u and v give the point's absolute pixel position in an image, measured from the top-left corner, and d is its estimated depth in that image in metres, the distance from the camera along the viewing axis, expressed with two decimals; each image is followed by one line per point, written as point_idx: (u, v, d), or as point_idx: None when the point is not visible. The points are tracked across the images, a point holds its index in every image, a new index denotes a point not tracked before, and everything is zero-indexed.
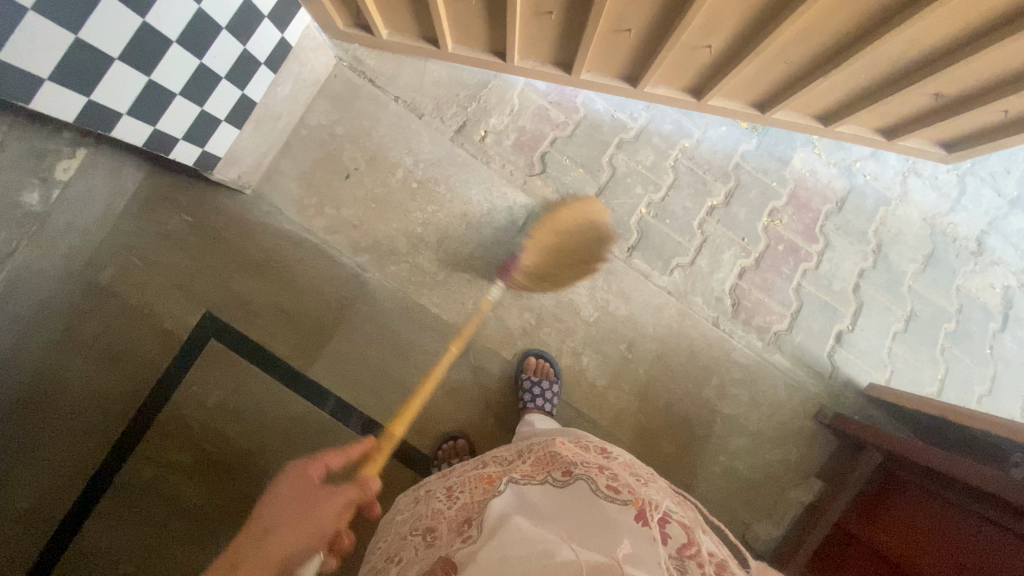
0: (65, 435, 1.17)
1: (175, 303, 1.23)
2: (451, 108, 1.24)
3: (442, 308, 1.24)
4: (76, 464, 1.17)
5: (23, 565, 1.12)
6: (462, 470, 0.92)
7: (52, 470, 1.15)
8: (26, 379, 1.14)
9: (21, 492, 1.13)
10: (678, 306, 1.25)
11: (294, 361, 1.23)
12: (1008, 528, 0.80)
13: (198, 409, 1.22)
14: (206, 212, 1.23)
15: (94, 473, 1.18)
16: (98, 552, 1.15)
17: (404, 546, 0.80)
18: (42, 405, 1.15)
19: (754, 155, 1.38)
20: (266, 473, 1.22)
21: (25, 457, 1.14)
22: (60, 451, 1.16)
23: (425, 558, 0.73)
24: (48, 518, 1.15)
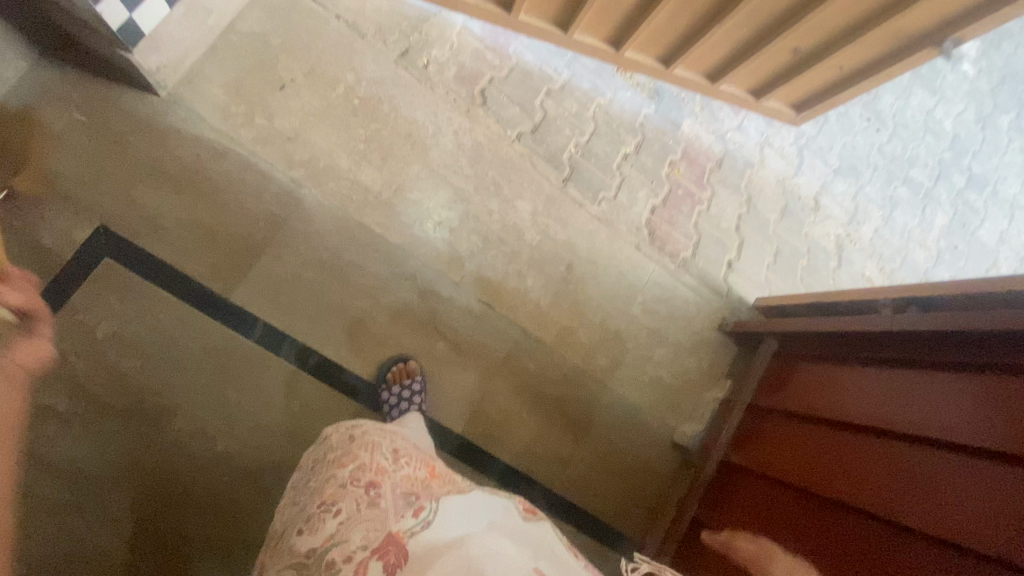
0: None
1: (55, 213, 1.03)
2: (393, 35, 1.27)
3: (386, 229, 1.21)
4: None
5: None
6: (404, 452, 0.76)
7: None
8: None
9: None
10: (607, 230, 1.38)
11: (214, 285, 1.10)
12: (896, 360, 1.01)
13: (82, 342, 1.02)
14: None
15: None
16: None
17: (342, 496, 0.66)
18: None
19: (655, 118, 1.60)
20: (173, 417, 1.05)
21: None
22: None
23: (369, 520, 0.63)
24: None
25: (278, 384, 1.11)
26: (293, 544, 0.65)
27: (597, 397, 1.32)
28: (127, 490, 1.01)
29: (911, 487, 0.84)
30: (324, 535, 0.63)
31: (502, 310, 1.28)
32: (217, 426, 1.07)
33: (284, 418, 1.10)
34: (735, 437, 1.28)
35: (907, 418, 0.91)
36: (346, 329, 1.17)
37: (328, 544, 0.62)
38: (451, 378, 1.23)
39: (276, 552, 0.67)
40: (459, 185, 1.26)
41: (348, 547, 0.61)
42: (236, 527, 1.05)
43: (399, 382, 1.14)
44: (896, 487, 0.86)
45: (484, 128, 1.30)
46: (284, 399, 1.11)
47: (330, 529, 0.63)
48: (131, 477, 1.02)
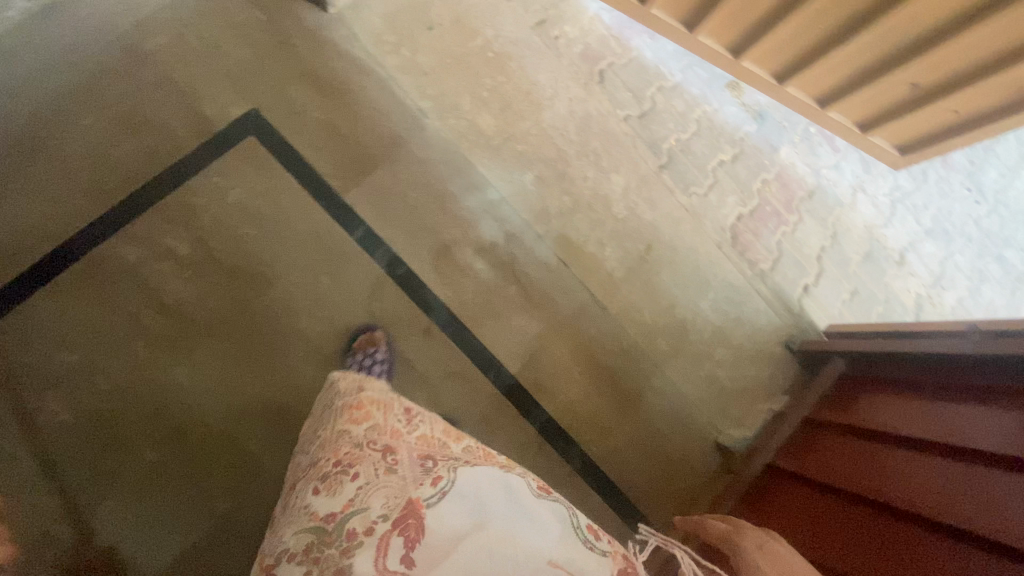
0: (66, 192, 1.11)
1: (219, 89, 1.19)
2: (534, 5, 1.39)
3: (489, 170, 1.30)
4: (61, 223, 1.10)
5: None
6: (420, 416, 0.72)
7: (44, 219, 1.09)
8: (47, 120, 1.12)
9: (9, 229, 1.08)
10: (692, 223, 1.41)
11: (332, 181, 1.22)
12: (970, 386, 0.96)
13: (213, 201, 1.15)
14: None
15: (75, 235, 1.10)
16: (58, 317, 1.07)
17: (359, 457, 0.61)
18: (50, 151, 1.11)
19: (756, 137, 1.64)
20: (270, 287, 1.15)
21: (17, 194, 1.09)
22: (50, 205, 1.10)
23: (389, 486, 0.57)
24: (21, 260, 1.08)
25: (365, 283, 1.20)
26: (310, 505, 0.60)
27: (650, 378, 1.33)
28: (215, 341, 1.11)
29: (961, 501, 0.81)
30: (342, 498, 0.58)
31: (577, 272, 1.32)
32: (304, 305, 1.16)
33: (363, 314, 1.19)
34: (783, 448, 1.26)
35: (973, 437, 0.87)
36: (433, 251, 1.25)
37: (348, 511, 0.56)
38: (515, 322, 1.28)
39: (288, 512, 0.63)
40: (562, 148, 1.34)
41: (368, 516, 0.54)
42: (296, 402, 1.12)
43: (362, 349, 1.12)
44: (944, 502, 0.83)
45: (597, 102, 1.39)
46: (367, 297, 1.20)
47: (349, 494, 0.58)
48: (222, 332, 1.11)
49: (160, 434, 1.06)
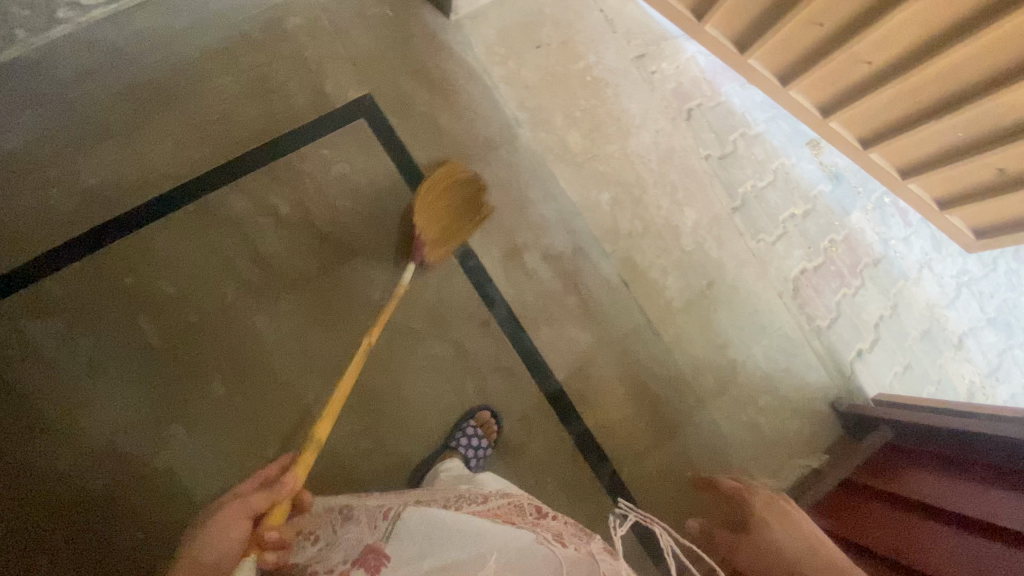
0: (192, 138, 1.21)
1: (341, 72, 1.30)
2: (637, 40, 1.46)
3: (569, 185, 1.36)
4: (183, 166, 1.20)
5: (95, 222, 1.15)
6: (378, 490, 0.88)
7: (168, 159, 1.19)
8: (185, 73, 1.22)
9: (136, 162, 1.18)
10: (757, 268, 1.44)
11: (426, 171, 1.30)
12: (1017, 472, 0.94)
13: (319, 171, 1.25)
14: None
15: (192, 179, 1.19)
16: (162, 250, 1.16)
17: (320, 526, 0.81)
18: (184, 101, 1.22)
19: (830, 197, 1.65)
20: (353, 257, 1.23)
21: (149, 134, 1.19)
22: (177, 148, 1.20)
23: (349, 534, 0.75)
24: (143, 193, 1.17)
25: (437, 270, 1.29)
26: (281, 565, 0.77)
27: (691, 411, 1.34)
28: (297, 297, 1.19)
29: None
30: (305, 558, 0.76)
31: (638, 295, 1.35)
32: (381, 278, 1.23)
33: (433, 298, 1.28)
34: (818, 504, 1.27)
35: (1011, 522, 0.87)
36: (504, 251, 1.32)
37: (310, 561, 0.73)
38: (570, 333, 1.32)
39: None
40: (642, 174, 1.39)
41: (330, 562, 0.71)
42: (364, 366, 1.22)
43: None
44: None
45: (683, 138, 1.44)
46: (437, 283, 1.28)
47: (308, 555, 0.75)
48: (304, 290, 1.19)
49: (236, 375, 1.15)
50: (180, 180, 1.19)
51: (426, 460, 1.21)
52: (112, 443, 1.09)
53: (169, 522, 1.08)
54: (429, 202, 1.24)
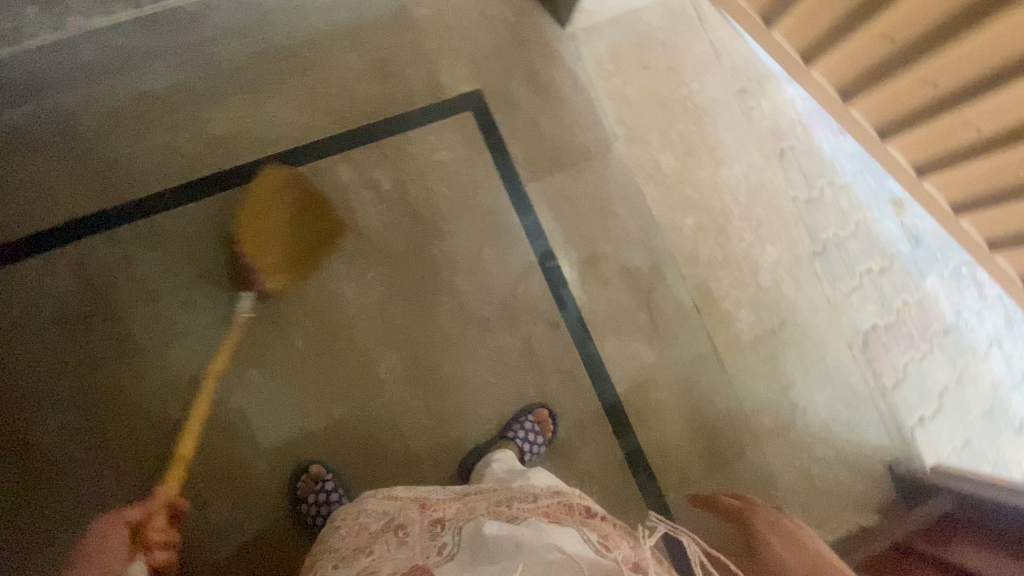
0: (312, 106, 1.28)
1: (457, 66, 1.36)
2: (741, 75, 1.48)
3: (656, 204, 1.37)
4: (301, 131, 1.27)
5: (213, 169, 1.23)
6: (433, 505, 0.91)
7: (289, 122, 1.27)
8: (314, 45, 1.30)
9: (260, 121, 1.26)
10: (831, 314, 1.43)
11: (522, 170, 1.35)
12: None
13: (423, 155, 1.32)
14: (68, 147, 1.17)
15: (308, 144, 1.27)
16: None
17: (374, 542, 0.82)
18: (310, 71, 1.29)
19: (907, 258, 1.57)
20: (444, 239, 1.30)
21: (275, 97, 1.27)
22: (297, 114, 1.27)
23: (400, 558, 0.77)
24: (260, 150, 1.25)
25: (517, 266, 1.32)
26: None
27: (745, 446, 1.33)
28: (389, 267, 1.28)
29: None
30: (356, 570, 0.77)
31: (708, 322, 1.35)
32: (467, 263, 1.30)
33: (509, 292, 1.31)
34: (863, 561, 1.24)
35: None
36: (584, 256, 1.34)
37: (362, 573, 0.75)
38: (636, 347, 1.32)
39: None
40: (728, 205, 1.40)
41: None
42: (434, 342, 1.27)
43: (311, 488, 1.14)
44: None
45: (773, 175, 1.45)
46: (515, 278, 1.31)
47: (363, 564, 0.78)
48: (397, 261, 1.28)
49: (324, 330, 1.23)
50: (296, 143, 1.27)
51: (477, 449, 1.22)
52: (193, 376, 1.16)
53: (242, 452, 1.16)
54: (257, 214, 1.17)
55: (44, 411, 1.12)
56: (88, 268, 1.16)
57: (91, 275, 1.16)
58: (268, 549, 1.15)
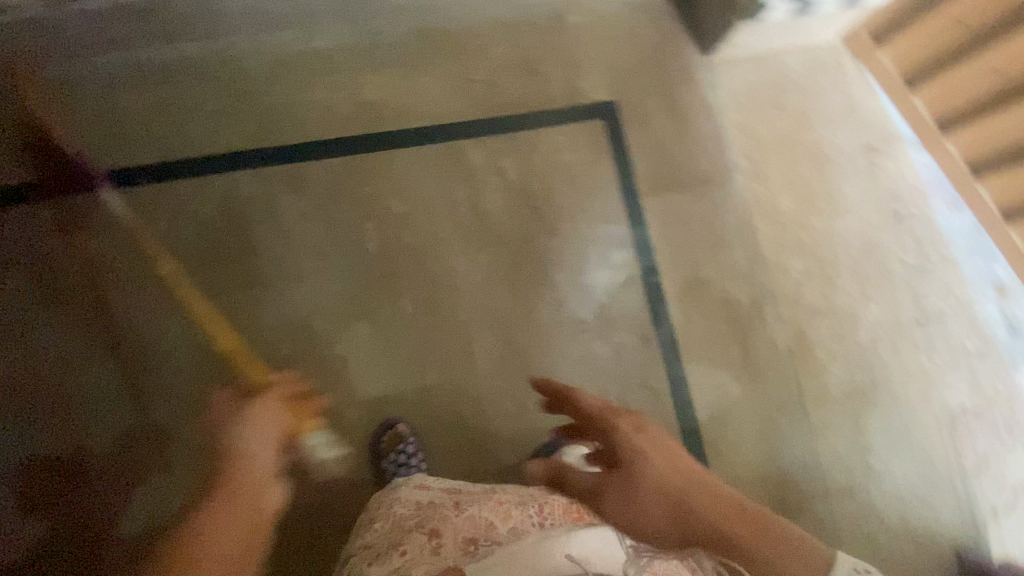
0: (457, 89, 1.36)
1: (598, 75, 1.41)
2: (872, 132, 1.48)
3: (767, 241, 1.38)
4: (444, 110, 1.35)
5: (360, 131, 1.32)
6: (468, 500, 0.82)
7: (435, 101, 1.35)
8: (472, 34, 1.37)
9: (409, 94, 1.34)
10: (923, 386, 1.40)
11: (643, 184, 1.38)
12: None
13: (551, 152, 1.37)
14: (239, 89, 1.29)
15: (448, 124, 1.35)
16: (404, 175, 1.32)
17: (407, 539, 0.75)
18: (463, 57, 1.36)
19: (1006, 349, 1.45)
20: (554, 236, 1.35)
21: (426, 74, 1.35)
22: (443, 94, 1.35)
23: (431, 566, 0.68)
24: (405, 122, 1.33)
25: (620, 274, 1.34)
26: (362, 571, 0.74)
27: (815, 499, 1.31)
28: (497, 253, 1.33)
29: None
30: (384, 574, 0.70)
31: (797, 367, 1.35)
32: (572, 262, 1.34)
33: (608, 298, 1.33)
34: None
35: None
36: (688, 279, 1.35)
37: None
38: (723, 378, 1.32)
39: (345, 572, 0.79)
40: (839, 256, 1.40)
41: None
42: (524, 332, 1.31)
43: (392, 449, 1.18)
44: None
45: (887, 237, 1.44)
46: (617, 286, 1.34)
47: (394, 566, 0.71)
48: (506, 249, 1.33)
49: (428, 301, 1.29)
50: (438, 121, 1.34)
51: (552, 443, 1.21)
52: (307, 320, 1.24)
53: (332, 401, 1.22)
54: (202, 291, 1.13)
55: (173, 321, 1.21)
56: (237, 202, 1.26)
57: (238, 209, 1.26)
58: (339, 494, 1.19)
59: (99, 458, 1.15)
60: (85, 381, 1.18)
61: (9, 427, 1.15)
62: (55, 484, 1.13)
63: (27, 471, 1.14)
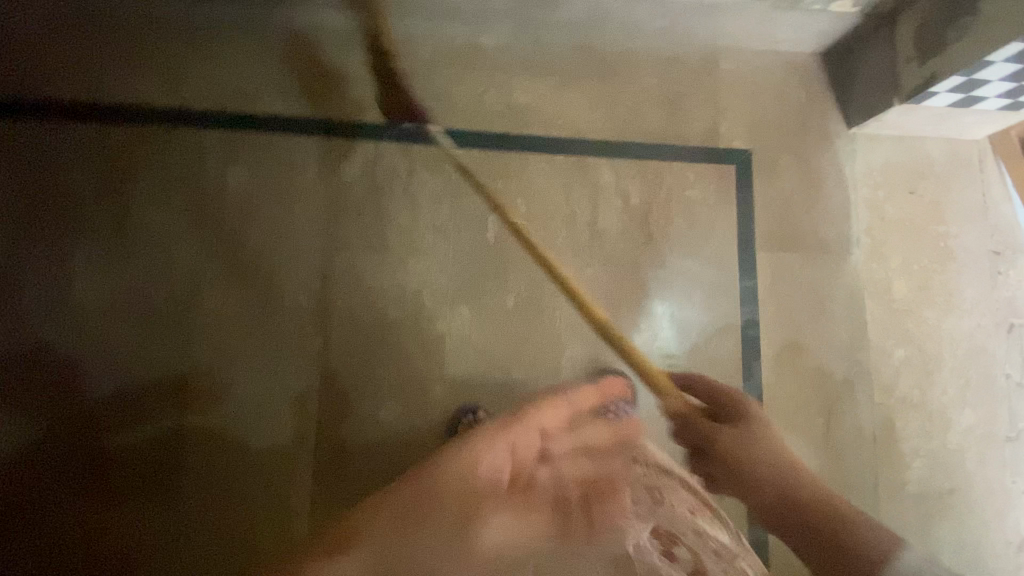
0: (600, 109, 1.40)
1: (739, 123, 1.43)
2: (1000, 237, 1.43)
3: (872, 322, 1.37)
4: (583, 126, 1.39)
5: (501, 129, 1.38)
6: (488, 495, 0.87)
7: (577, 115, 1.40)
8: (626, 60, 1.41)
9: (555, 104, 1.39)
10: (1005, 506, 1.34)
11: (760, 237, 1.39)
12: None
13: (676, 187, 1.39)
14: (399, 65, 1.35)
15: (585, 140, 1.39)
16: (531, 178, 1.37)
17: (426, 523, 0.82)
18: (613, 80, 1.41)
19: None
20: (662, 267, 1.36)
21: (573, 89, 1.40)
22: (586, 111, 1.40)
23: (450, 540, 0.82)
24: (545, 129, 1.39)
25: (720, 319, 1.35)
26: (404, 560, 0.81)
27: None
28: (601, 271, 1.35)
29: None
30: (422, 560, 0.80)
31: (878, 454, 1.33)
32: (673, 296, 1.35)
33: (703, 339, 1.34)
34: None
35: None
36: (787, 341, 1.35)
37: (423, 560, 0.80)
38: (801, 447, 1.32)
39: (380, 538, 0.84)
40: (943, 353, 1.38)
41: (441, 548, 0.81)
42: (613, 353, 1.32)
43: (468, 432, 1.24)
44: None
45: (997, 345, 1.39)
46: (714, 329, 1.34)
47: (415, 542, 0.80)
48: (611, 268, 1.35)
49: (526, 302, 1.33)
50: (576, 135, 1.39)
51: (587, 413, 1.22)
52: (414, 301, 1.31)
53: (421, 382, 1.30)
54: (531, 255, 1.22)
55: (296, 273, 1.30)
56: (374, 174, 1.33)
57: (373, 181, 1.33)
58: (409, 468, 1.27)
59: (209, 379, 1.26)
60: (207, 305, 1.27)
61: (133, 329, 1.26)
62: (169, 395, 1.25)
63: (150, 376, 1.25)
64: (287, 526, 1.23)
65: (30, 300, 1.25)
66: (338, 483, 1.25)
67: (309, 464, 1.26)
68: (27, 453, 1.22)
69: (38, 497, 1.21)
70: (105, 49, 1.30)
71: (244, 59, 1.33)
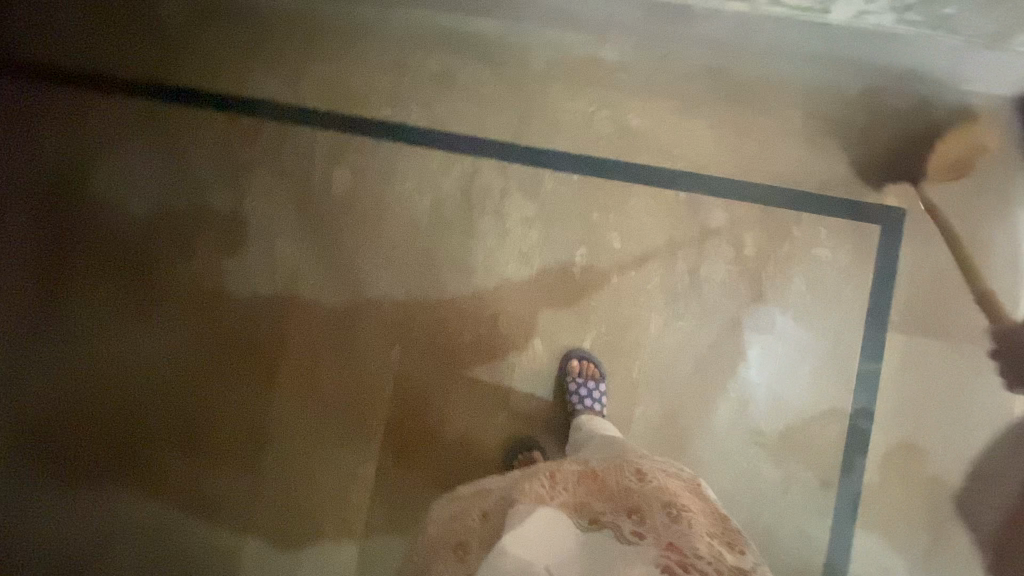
0: (725, 143, 1.24)
1: (896, 176, 1.20)
2: None
3: (1012, 436, 1.17)
4: (702, 161, 1.25)
5: (609, 155, 1.27)
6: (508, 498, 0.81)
7: (697, 148, 1.25)
8: (766, 88, 1.22)
9: (674, 133, 1.25)
10: None
11: (895, 315, 1.19)
12: None
13: (802, 242, 1.22)
14: (511, 76, 1.28)
15: (703, 176, 1.25)
16: (635, 212, 1.26)
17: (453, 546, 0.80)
18: (746, 111, 1.23)
19: None
20: (768, 331, 1.21)
21: (698, 118, 1.25)
22: (709, 143, 1.25)
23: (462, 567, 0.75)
24: (659, 159, 1.26)
25: (825, 401, 1.20)
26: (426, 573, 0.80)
27: None
28: (696, 325, 1.23)
29: None
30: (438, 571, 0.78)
31: None
32: (775, 365, 1.21)
33: (800, 418, 1.20)
34: None
35: None
36: (902, 441, 1.18)
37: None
38: (894, 560, 1.17)
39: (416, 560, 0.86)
40: None
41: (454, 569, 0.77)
42: (694, 415, 1.22)
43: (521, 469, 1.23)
44: None
45: None
46: (817, 410, 1.20)
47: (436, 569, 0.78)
48: (708, 324, 1.23)
49: (608, 345, 1.26)
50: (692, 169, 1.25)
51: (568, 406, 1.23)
52: (492, 325, 1.29)
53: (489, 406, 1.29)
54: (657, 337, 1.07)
55: (385, 279, 1.32)
56: (471, 190, 1.30)
57: (469, 197, 1.30)
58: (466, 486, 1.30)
59: (297, 365, 1.33)
60: (304, 297, 1.34)
61: (239, 308, 1.35)
62: (262, 374, 1.34)
63: (248, 353, 1.34)
64: (349, 514, 1.31)
65: (153, 269, 1.36)
66: (398, 485, 1.31)
67: (375, 462, 1.32)
68: (139, 403, 1.35)
69: (143, 447, 1.34)
70: (240, 39, 1.35)
71: (360, 59, 1.32)
